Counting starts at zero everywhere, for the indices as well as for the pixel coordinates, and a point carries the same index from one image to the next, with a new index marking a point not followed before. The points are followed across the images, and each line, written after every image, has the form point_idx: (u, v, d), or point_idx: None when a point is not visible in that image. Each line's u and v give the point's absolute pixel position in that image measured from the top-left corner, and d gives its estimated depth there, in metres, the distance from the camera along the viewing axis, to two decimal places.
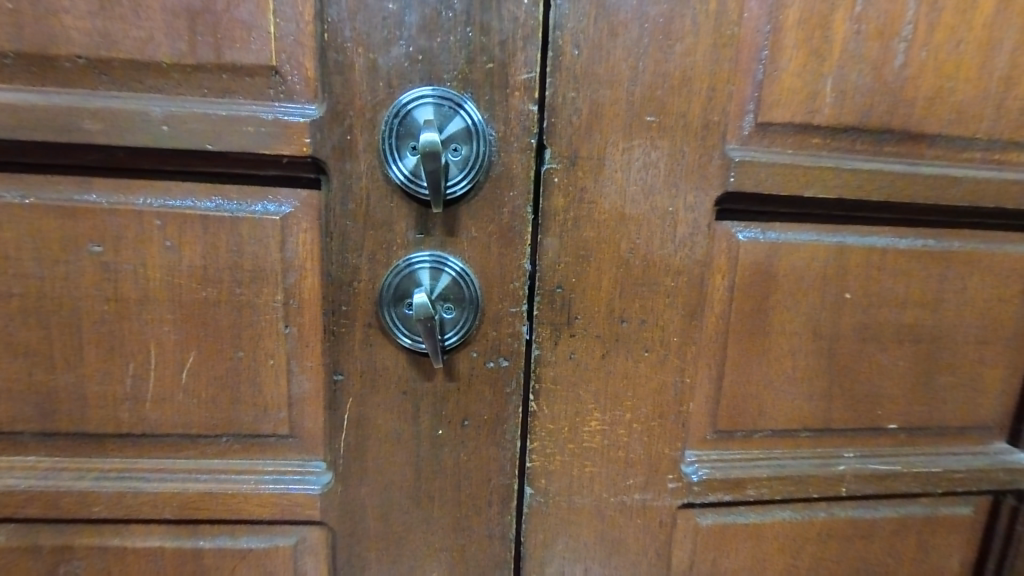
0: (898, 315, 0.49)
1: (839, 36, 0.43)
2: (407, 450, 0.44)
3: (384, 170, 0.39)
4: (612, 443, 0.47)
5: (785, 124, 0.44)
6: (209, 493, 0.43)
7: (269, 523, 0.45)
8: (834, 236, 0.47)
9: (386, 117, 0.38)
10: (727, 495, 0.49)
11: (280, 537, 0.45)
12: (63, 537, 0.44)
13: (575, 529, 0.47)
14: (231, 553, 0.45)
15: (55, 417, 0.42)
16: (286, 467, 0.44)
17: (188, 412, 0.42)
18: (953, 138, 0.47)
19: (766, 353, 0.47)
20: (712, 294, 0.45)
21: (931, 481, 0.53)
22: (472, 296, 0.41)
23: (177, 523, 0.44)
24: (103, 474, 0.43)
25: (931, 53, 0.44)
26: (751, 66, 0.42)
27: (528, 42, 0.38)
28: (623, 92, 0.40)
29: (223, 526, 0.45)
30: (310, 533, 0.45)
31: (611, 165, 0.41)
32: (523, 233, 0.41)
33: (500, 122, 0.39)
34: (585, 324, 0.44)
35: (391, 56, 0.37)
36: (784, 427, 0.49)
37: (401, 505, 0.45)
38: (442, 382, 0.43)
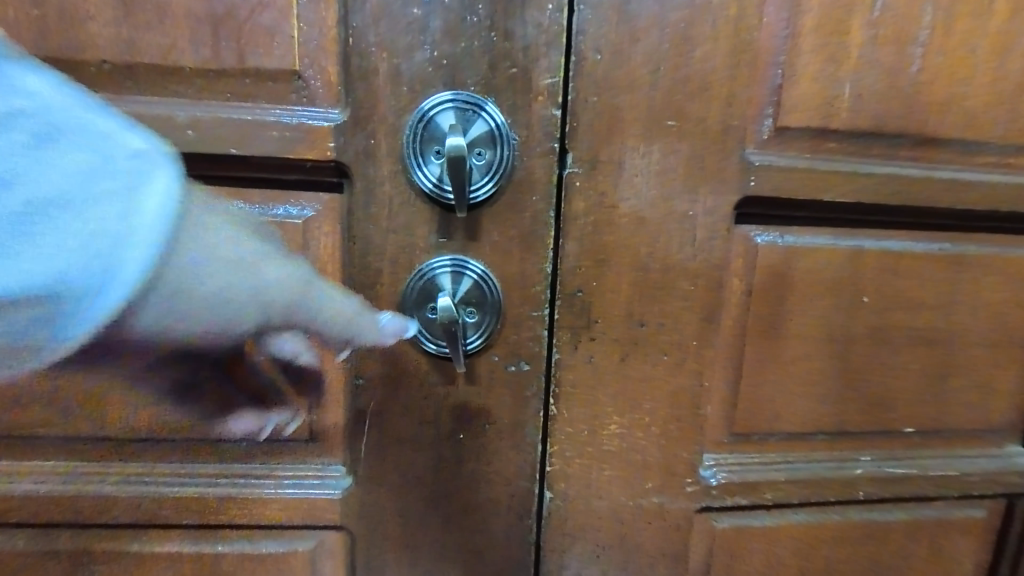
0: (914, 318, 0.49)
1: (856, 43, 0.43)
2: (427, 454, 0.44)
3: (407, 175, 0.39)
4: (630, 447, 0.47)
5: (803, 129, 0.44)
6: (274, 295, 0.34)
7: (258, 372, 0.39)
8: (850, 240, 0.47)
9: (410, 122, 0.38)
10: (744, 498, 0.50)
11: (274, 339, 0.37)
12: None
13: (593, 532, 0.47)
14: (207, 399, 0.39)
15: (76, 422, 0.42)
16: (359, 297, 0.38)
17: (208, 416, 0.42)
18: (969, 142, 0.47)
19: (782, 358, 0.47)
20: (729, 296, 0.45)
21: (944, 484, 0.53)
22: (494, 299, 0.42)
23: (184, 278, 0.29)
24: (124, 477, 0.43)
25: (946, 59, 0.44)
26: (769, 70, 0.42)
27: (551, 47, 0.38)
28: (642, 97, 0.41)
29: (179, 381, 0.37)
30: (305, 344, 0.38)
31: (631, 169, 0.42)
32: (545, 237, 0.42)
33: (522, 127, 0.39)
34: (604, 327, 0.44)
35: (415, 61, 0.38)
36: (800, 430, 0.49)
37: (420, 509, 0.45)
38: (463, 386, 0.43)
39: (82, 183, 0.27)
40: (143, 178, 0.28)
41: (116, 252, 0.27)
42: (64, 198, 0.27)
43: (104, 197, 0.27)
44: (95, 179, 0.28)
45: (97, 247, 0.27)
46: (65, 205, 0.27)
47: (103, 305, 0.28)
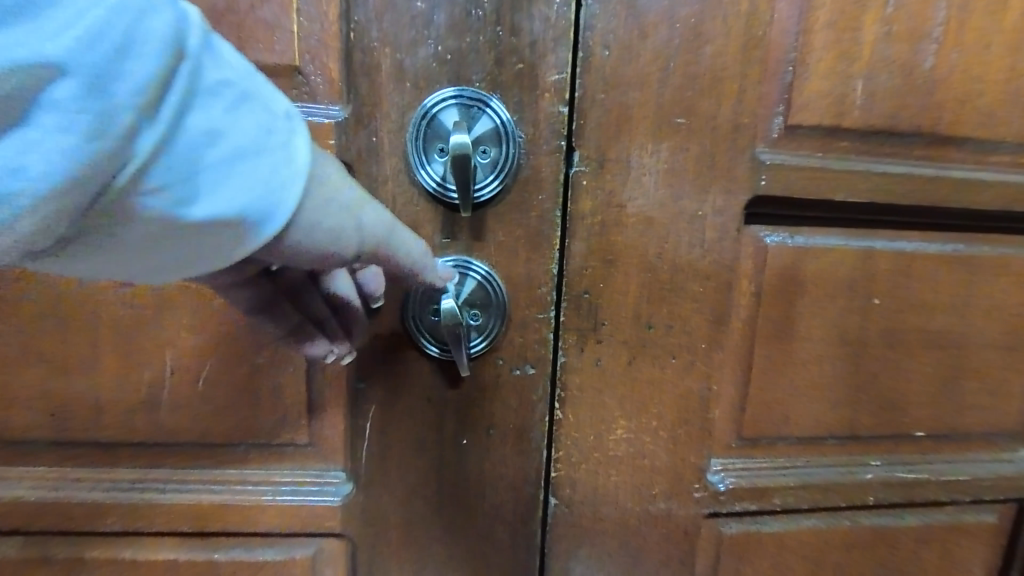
0: (926, 320, 0.48)
1: (869, 39, 0.42)
2: (430, 459, 0.43)
3: (411, 173, 0.38)
4: (637, 452, 0.46)
5: (815, 127, 0.43)
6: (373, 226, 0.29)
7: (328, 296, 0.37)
8: (862, 241, 0.46)
9: (413, 120, 0.37)
10: (753, 504, 0.49)
11: (357, 277, 0.39)
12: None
13: (599, 539, 0.46)
14: (288, 317, 0.35)
15: (71, 426, 0.41)
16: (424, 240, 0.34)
17: (206, 420, 0.41)
18: (982, 141, 0.46)
19: (792, 361, 0.46)
20: (738, 297, 0.44)
21: (956, 489, 0.52)
22: (498, 301, 0.41)
23: (336, 201, 0.26)
24: (116, 484, 0.42)
25: (960, 56, 0.44)
26: (780, 67, 0.41)
27: (559, 42, 0.37)
28: (651, 94, 0.40)
29: (275, 291, 0.34)
30: (382, 291, 0.39)
31: (639, 168, 0.41)
32: (551, 237, 0.41)
33: (528, 124, 0.38)
34: (611, 329, 0.43)
35: (419, 57, 0.37)
36: (811, 435, 0.49)
37: (422, 515, 0.44)
38: (467, 389, 0.42)
39: (99, 33, 0.20)
40: (212, 52, 0.23)
41: (272, 147, 0.24)
42: (123, 62, 0.20)
43: (281, 107, 0.25)
44: (116, 27, 0.20)
45: (233, 143, 0.23)
46: (134, 77, 0.20)
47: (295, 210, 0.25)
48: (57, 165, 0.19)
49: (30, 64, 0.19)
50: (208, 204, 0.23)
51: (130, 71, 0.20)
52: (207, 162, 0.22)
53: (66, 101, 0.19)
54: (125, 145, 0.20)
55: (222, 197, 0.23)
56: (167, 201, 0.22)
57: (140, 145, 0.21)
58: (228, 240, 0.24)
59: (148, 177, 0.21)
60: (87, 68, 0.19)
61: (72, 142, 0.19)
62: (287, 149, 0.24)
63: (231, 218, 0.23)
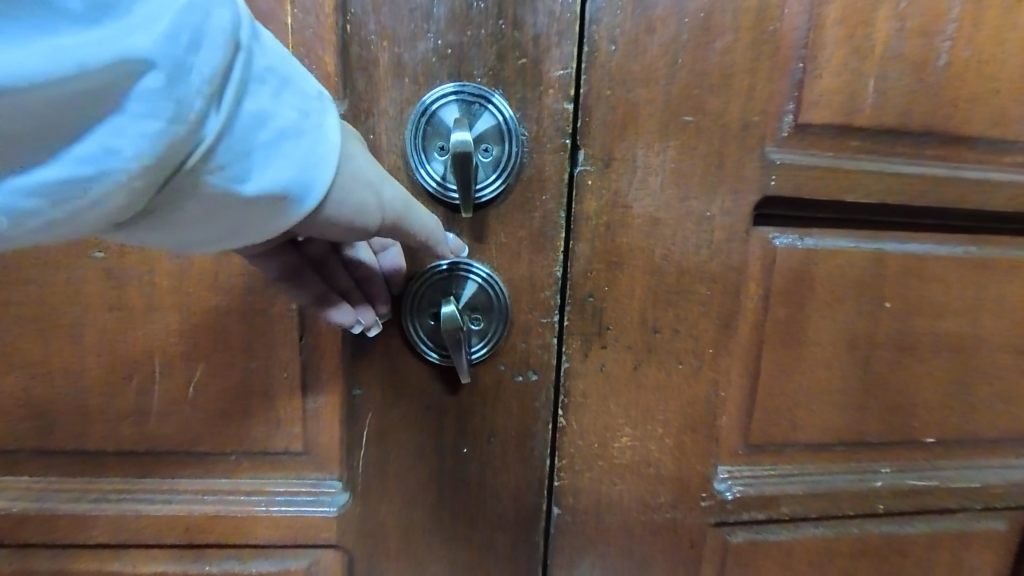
0: (938, 323, 0.47)
1: (881, 36, 0.41)
2: (429, 467, 0.41)
3: (410, 172, 0.37)
4: (642, 459, 0.44)
5: (827, 126, 0.42)
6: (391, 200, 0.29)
7: (353, 267, 0.37)
8: (873, 243, 0.45)
9: (412, 116, 0.36)
10: (761, 513, 0.47)
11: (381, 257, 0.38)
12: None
13: (603, 549, 0.45)
14: (313, 286, 0.35)
15: (55, 434, 0.39)
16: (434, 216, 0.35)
17: (196, 429, 0.40)
18: (996, 141, 0.45)
19: (801, 366, 0.45)
20: (746, 301, 0.43)
21: (966, 496, 0.51)
22: (500, 304, 0.39)
23: (362, 178, 0.27)
24: (103, 494, 0.41)
25: (974, 54, 0.42)
26: (791, 64, 0.40)
27: (563, 37, 0.36)
28: (659, 91, 0.38)
29: (301, 259, 0.35)
30: (405, 265, 0.38)
31: (645, 167, 0.39)
32: (555, 239, 0.39)
33: (531, 122, 0.37)
34: (617, 334, 0.42)
35: (418, 51, 0.35)
36: (819, 441, 0.47)
37: (421, 525, 0.42)
38: (467, 396, 0.40)
39: (175, 19, 0.19)
40: (258, 38, 0.23)
41: (312, 129, 0.24)
42: (194, 50, 0.20)
43: (312, 90, 0.25)
44: (190, 14, 0.20)
45: (280, 126, 0.23)
46: (203, 61, 0.20)
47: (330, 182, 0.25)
48: (133, 150, 0.19)
49: (112, 53, 0.18)
50: (259, 180, 0.22)
51: (200, 56, 0.20)
52: (261, 142, 0.22)
53: (144, 88, 0.19)
54: (194, 130, 0.20)
55: (271, 174, 0.23)
56: (225, 181, 0.22)
57: (207, 130, 0.20)
58: (271, 216, 0.24)
59: (208, 156, 0.21)
60: (165, 54, 0.19)
61: (148, 126, 0.19)
62: (324, 128, 0.25)
63: (280, 196, 0.23)
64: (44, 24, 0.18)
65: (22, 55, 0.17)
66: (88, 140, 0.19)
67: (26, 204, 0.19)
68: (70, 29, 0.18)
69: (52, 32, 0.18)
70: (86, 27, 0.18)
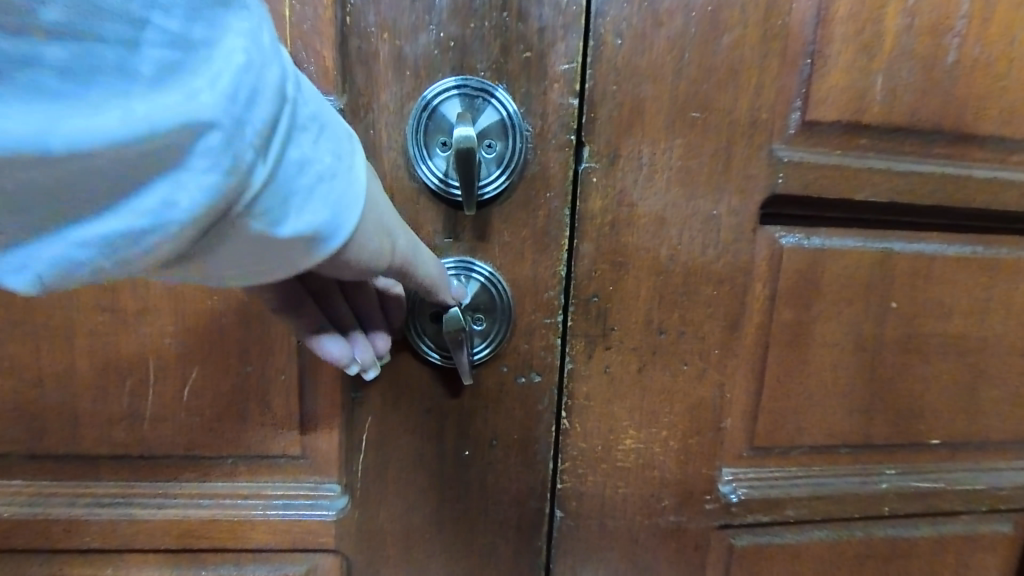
0: (945, 324, 0.46)
1: (891, 31, 0.40)
2: (429, 471, 0.40)
3: (411, 169, 0.36)
4: (646, 462, 0.44)
5: (835, 123, 0.41)
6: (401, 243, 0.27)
7: (354, 300, 0.34)
8: (880, 243, 0.44)
9: (413, 112, 0.35)
10: (765, 516, 0.47)
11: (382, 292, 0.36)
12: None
13: (606, 553, 0.44)
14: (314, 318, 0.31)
15: (45, 437, 0.38)
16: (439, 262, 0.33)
17: (191, 432, 0.39)
18: (1005, 140, 0.44)
19: (808, 367, 0.45)
20: (753, 301, 0.42)
21: (972, 499, 0.51)
22: (503, 305, 0.38)
23: (382, 221, 0.25)
24: (96, 499, 0.40)
25: (985, 50, 0.42)
26: (799, 60, 0.39)
27: (569, 30, 0.35)
28: (665, 87, 0.38)
29: (305, 289, 0.31)
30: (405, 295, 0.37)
31: (651, 165, 0.39)
32: (559, 238, 0.38)
33: (536, 117, 0.36)
34: (621, 335, 0.41)
35: (420, 44, 0.34)
36: (825, 443, 0.47)
37: (421, 530, 0.41)
38: (469, 399, 0.40)
39: (235, 74, 0.18)
40: (304, 85, 0.22)
41: (348, 172, 0.22)
42: (251, 106, 0.18)
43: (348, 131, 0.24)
44: (248, 69, 0.18)
45: (320, 173, 0.21)
46: (258, 115, 0.19)
47: (364, 224, 0.23)
48: (187, 206, 0.18)
49: (173, 113, 0.17)
50: (298, 228, 0.21)
51: (255, 110, 0.18)
52: (304, 190, 0.21)
53: (202, 147, 0.18)
54: (242, 181, 0.19)
55: (308, 222, 0.21)
56: (269, 231, 0.20)
57: (254, 182, 0.19)
58: (306, 260, 0.22)
59: (253, 205, 0.19)
60: (224, 112, 0.18)
61: (204, 184, 0.18)
62: (362, 173, 0.23)
63: (314, 240, 0.22)
64: (112, 85, 0.17)
65: (85, 117, 0.16)
66: (142, 196, 0.18)
67: (80, 257, 0.18)
68: (135, 88, 0.17)
69: (120, 92, 0.17)
70: (150, 88, 0.17)
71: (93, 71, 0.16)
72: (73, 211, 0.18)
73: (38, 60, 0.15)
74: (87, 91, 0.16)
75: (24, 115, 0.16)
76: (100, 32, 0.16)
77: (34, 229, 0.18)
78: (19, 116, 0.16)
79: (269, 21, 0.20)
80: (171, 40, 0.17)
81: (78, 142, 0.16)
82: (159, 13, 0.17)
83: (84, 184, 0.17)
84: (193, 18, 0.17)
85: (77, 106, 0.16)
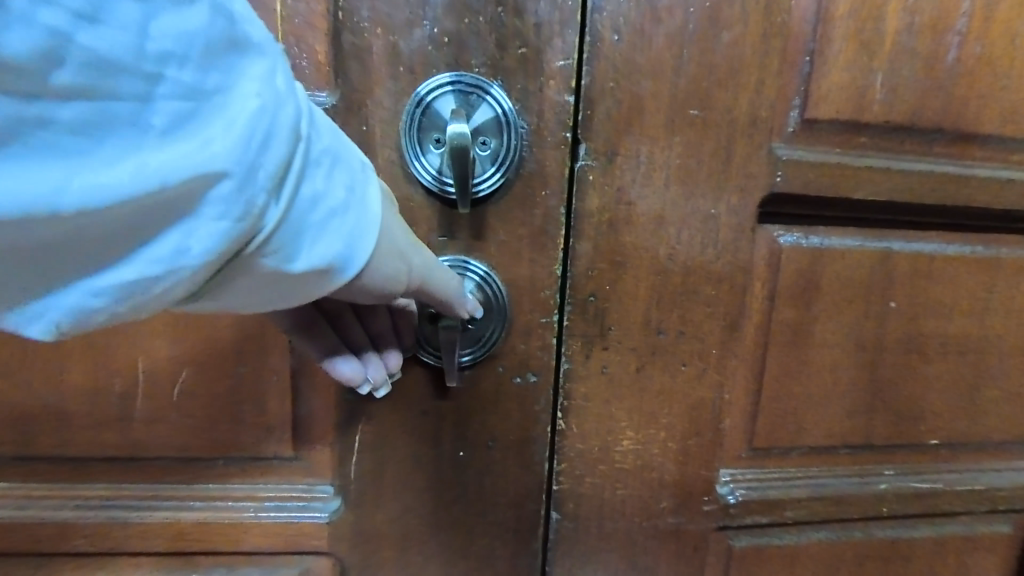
0: (945, 324, 0.46)
1: (892, 29, 0.40)
2: (425, 473, 0.40)
3: (405, 166, 0.35)
4: (645, 464, 0.43)
5: (835, 121, 0.41)
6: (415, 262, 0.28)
7: (369, 321, 0.35)
8: (880, 242, 0.44)
9: (407, 108, 0.35)
10: (764, 517, 0.46)
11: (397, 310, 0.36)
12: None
13: (603, 555, 0.44)
14: (326, 339, 0.33)
15: (34, 439, 0.38)
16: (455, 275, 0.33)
17: (183, 434, 0.38)
18: (1006, 139, 0.44)
19: (807, 368, 0.44)
20: (752, 301, 0.42)
21: (971, 500, 0.51)
22: (499, 305, 0.38)
23: (394, 245, 0.26)
24: (85, 502, 0.39)
25: (987, 48, 0.41)
26: (799, 57, 0.39)
27: (566, 26, 0.35)
28: (664, 84, 0.37)
29: (318, 311, 0.33)
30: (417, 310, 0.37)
31: (650, 163, 0.38)
32: (556, 237, 0.38)
33: (532, 114, 0.36)
34: (619, 335, 0.40)
35: (415, 39, 0.34)
36: (824, 444, 0.46)
37: (417, 532, 0.41)
38: (465, 399, 0.39)
39: (250, 121, 0.19)
40: (315, 121, 0.22)
41: (359, 203, 0.23)
42: (263, 150, 0.19)
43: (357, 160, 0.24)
44: (262, 114, 0.19)
45: (331, 207, 0.22)
46: (271, 159, 0.19)
47: (377, 252, 0.24)
48: (201, 250, 0.19)
49: (189, 164, 0.17)
50: (310, 260, 0.22)
51: (268, 154, 0.19)
52: (315, 225, 0.21)
53: (217, 194, 0.18)
54: (255, 222, 0.19)
55: (319, 254, 0.22)
56: (282, 266, 0.21)
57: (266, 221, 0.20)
58: (318, 287, 0.23)
59: (265, 243, 0.20)
60: (239, 160, 0.18)
61: (218, 229, 0.18)
62: (371, 203, 0.24)
63: (325, 270, 0.22)
64: (128, 140, 0.17)
65: (101, 174, 0.17)
66: (157, 243, 0.18)
67: (99, 304, 0.19)
68: (151, 141, 0.17)
69: (136, 146, 0.17)
70: (165, 141, 0.17)
71: (111, 129, 0.17)
72: (90, 260, 0.18)
73: (56, 121, 0.16)
74: (104, 148, 0.17)
75: (44, 174, 0.16)
76: (116, 90, 0.16)
77: (52, 280, 0.18)
78: (38, 175, 0.16)
79: (280, 60, 0.20)
80: (185, 93, 0.17)
81: (97, 197, 0.17)
82: (172, 66, 0.17)
83: (102, 233, 0.18)
84: (207, 68, 0.18)
85: (93, 163, 0.17)
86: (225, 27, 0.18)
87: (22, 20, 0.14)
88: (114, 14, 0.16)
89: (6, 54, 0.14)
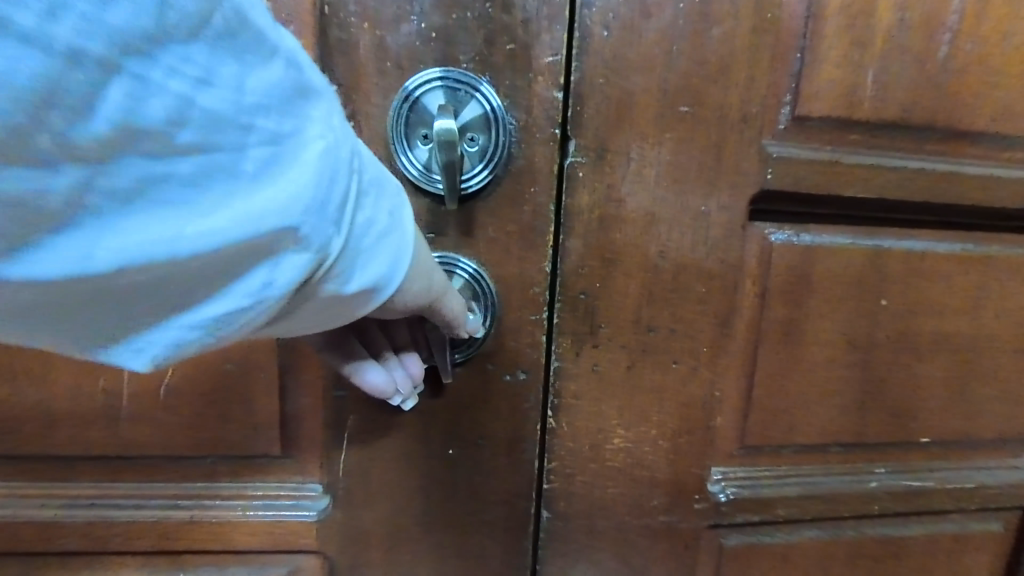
0: (937, 322, 0.46)
1: (883, 25, 0.40)
2: (414, 471, 0.40)
3: (392, 161, 0.35)
4: (636, 462, 0.43)
5: (826, 118, 0.40)
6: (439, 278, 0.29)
7: (392, 333, 0.35)
8: (872, 240, 0.44)
9: (395, 103, 0.34)
10: (756, 516, 0.46)
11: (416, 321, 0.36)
12: (96, 325, 0.19)
13: (594, 554, 0.44)
14: (355, 356, 0.33)
15: (18, 438, 0.37)
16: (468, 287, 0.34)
17: (170, 432, 0.38)
18: (997, 137, 0.44)
19: (799, 365, 0.44)
20: (743, 299, 0.42)
21: (963, 498, 0.51)
22: (488, 303, 0.38)
23: (426, 264, 0.27)
24: (71, 501, 0.39)
25: (978, 45, 0.41)
26: (790, 54, 0.39)
27: (555, 21, 0.35)
28: (654, 80, 0.37)
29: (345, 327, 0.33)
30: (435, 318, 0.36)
31: (640, 160, 0.38)
32: (545, 234, 0.38)
33: (521, 110, 0.35)
34: (610, 333, 0.40)
35: (402, 34, 0.34)
36: (816, 442, 0.46)
37: (407, 531, 0.41)
38: (455, 397, 0.39)
39: (321, 161, 0.19)
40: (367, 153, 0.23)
41: (405, 227, 0.24)
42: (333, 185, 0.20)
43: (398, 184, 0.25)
44: (330, 154, 0.20)
45: (384, 232, 0.23)
46: (340, 194, 0.20)
47: (411, 272, 0.25)
48: (285, 281, 0.20)
49: (273, 204, 0.18)
50: (366, 282, 0.22)
51: (337, 190, 0.20)
52: (371, 250, 0.22)
53: (302, 233, 0.19)
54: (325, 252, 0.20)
55: (373, 276, 0.23)
56: (345, 292, 0.22)
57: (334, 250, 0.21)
58: (368, 305, 0.24)
59: (333, 270, 0.21)
60: (316, 199, 0.19)
61: (301, 261, 0.20)
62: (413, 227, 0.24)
63: (377, 289, 0.23)
64: (220, 184, 0.18)
65: (205, 220, 0.18)
66: (248, 278, 0.19)
67: (194, 335, 0.20)
68: (242, 185, 0.18)
69: (228, 190, 0.18)
70: (256, 185, 0.18)
71: (214, 177, 0.18)
72: (187, 296, 0.19)
73: (173, 174, 0.17)
74: (207, 195, 0.18)
75: (160, 224, 0.17)
76: (217, 140, 0.17)
77: (154, 318, 0.19)
78: (155, 224, 0.17)
79: (339, 103, 0.21)
80: (269, 137, 0.18)
81: (202, 242, 0.18)
82: (263, 116, 0.18)
83: (200, 275, 0.19)
84: (285, 114, 0.19)
85: (197, 210, 0.18)
86: (297, 77, 0.19)
87: (152, 88, 0.16)
88: (216, 75, 0.17)
89: (139, 120, 0.16)
